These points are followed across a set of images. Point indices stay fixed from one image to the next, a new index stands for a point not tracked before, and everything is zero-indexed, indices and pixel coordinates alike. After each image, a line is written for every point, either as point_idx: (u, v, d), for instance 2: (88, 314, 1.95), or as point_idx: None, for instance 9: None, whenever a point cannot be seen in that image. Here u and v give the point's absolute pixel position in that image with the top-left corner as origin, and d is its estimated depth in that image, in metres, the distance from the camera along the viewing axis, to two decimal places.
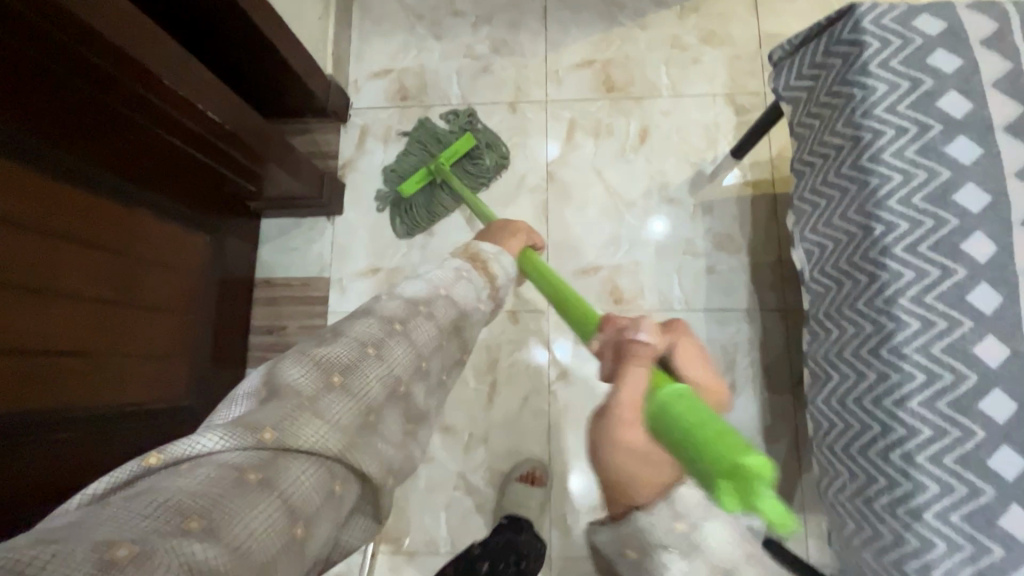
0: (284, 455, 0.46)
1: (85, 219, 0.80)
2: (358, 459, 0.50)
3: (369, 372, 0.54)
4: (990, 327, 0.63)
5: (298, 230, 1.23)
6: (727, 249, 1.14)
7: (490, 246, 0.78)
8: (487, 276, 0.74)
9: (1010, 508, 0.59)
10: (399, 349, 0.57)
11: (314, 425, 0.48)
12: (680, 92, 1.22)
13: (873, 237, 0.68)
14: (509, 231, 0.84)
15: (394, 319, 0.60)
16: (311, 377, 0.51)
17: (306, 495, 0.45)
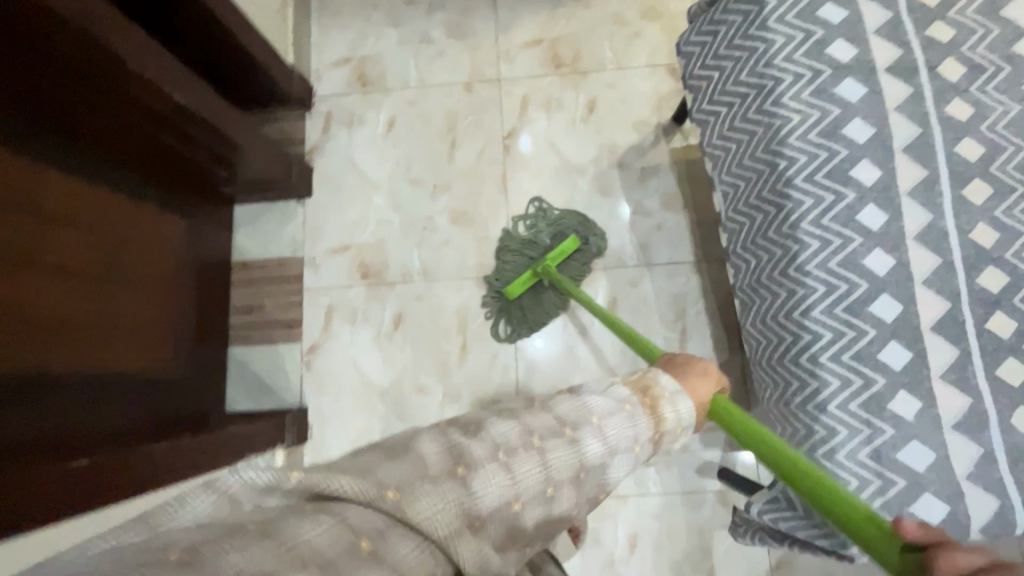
0: (395, 526, 0.39)
1: (62, 204, 0.85)
2: (461, 553, 0.41)
3: (489, 476, 0.44)
4: (877, 241, 0.72)
5: (270, 214, 1.29)
6: (673, 207, 1.23)
7: (669, 381, 0.61)
8: (656, 418, 0.56)
9: (899, 393, 0.68)
10: (528, 465, 0.46)
11: (433, 500, 0.41)
12: (624, 64, 1.30)
13: (778, 171, 0.76)
14: (696, 373, 0.65)
15: (533, 431, 0.48)
16: (442, 451, 0.44)
17: (414, 574, 0.38)
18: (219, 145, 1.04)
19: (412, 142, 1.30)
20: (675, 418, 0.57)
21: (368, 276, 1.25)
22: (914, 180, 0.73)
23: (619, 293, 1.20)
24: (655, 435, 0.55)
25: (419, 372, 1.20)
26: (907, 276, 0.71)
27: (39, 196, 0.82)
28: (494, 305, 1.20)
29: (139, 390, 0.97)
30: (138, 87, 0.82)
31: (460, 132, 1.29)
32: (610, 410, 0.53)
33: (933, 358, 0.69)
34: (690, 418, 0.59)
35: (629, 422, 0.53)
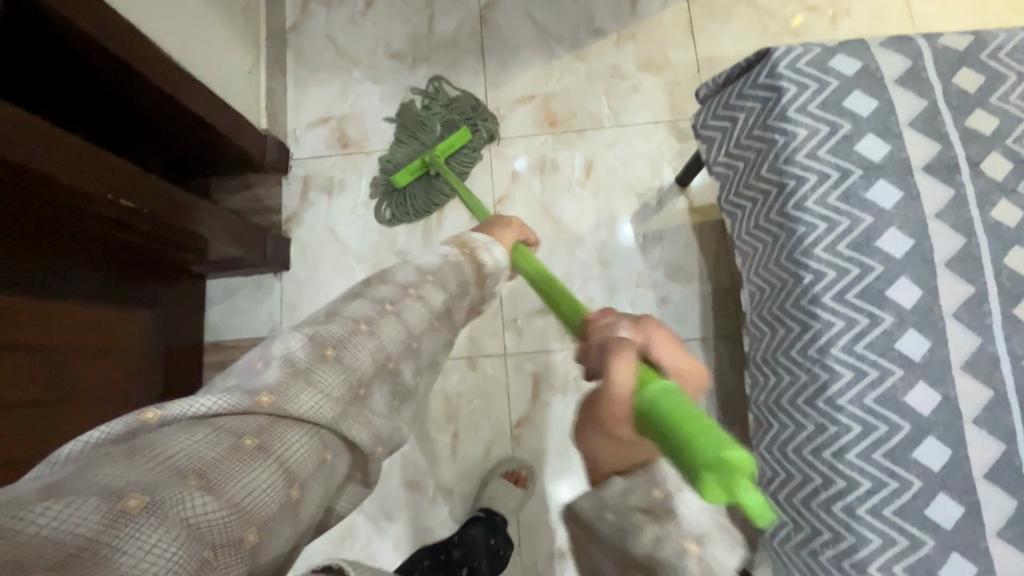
0: (281, 419, 0.45)
1: (9, 331, 0.75)
2: (348, 427, 0.48)
3: (361, 346, 0.52)
4: (921, 373, 0.63)
5: (245, 290, 1.20)
6: (679, 277, 1.14)
7: (483, 236, 0.76)
8: (475, 259, 0.71)
9: (950, 557, 0.59)
10: (390, 329, 0.56)
11: (307, 391, 0.47)
12: (622, 121, 1.21)
13: (803, 286, 0.67)
14: (502, 226, 0.82)
15: (384, 300, 0.58)
16: (308, 351, 0.49)
17: (298, 461, 0.44)
18: (176, 233, 0.93)
19: None
20: (492, 261, 0.73)
21: None
22: (959, 298, 0.64)
23: None
24: (477, 277, 0.70)
25: (407, 464, 1.11)
26: (954, 415, 0.62)
27: (10, 321, 0.75)
28: (380, 184, 1.20)
29: None
30: (71, 198, 0.72)
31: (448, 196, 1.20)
32: (442, 262, 0.66)
33: (988, 512, 0.60)
34: (501, 260, 0.75)
35: (456, 268, 0.67)
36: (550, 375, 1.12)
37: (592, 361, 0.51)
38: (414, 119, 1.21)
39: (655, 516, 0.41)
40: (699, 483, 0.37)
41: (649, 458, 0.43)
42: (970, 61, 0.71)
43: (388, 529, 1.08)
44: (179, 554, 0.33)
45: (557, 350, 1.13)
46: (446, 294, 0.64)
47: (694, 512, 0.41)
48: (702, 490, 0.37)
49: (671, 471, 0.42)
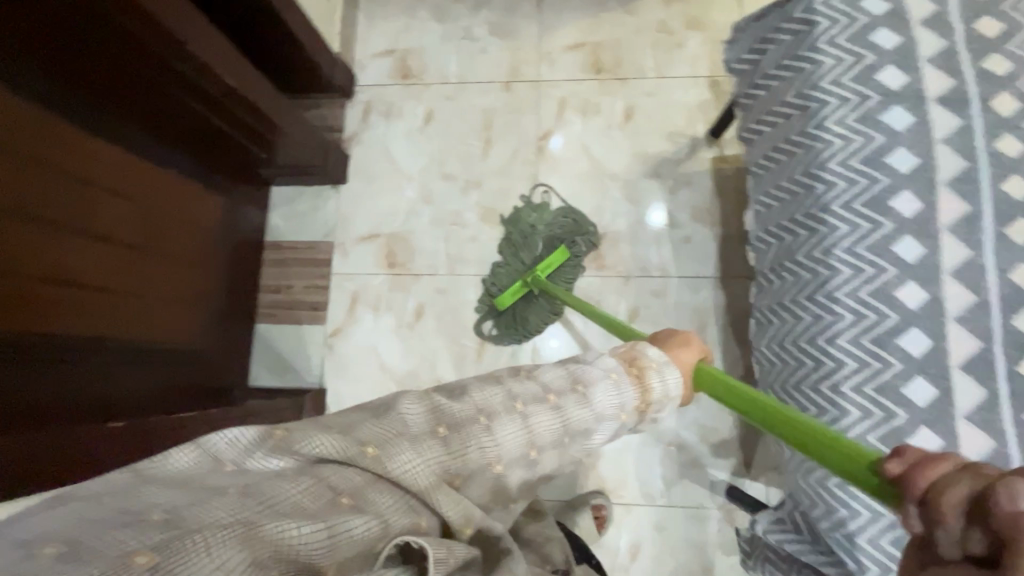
0: (379, 477, 0.43)
1: (112, 171, 0.88)
2: (440, 499, 0.44)
3: (473, 438, 0.47)
4: (912, 273, 0.70)
5: (305, 198, 1.32)
6: (703, 220, 1.22)
7: (656, 352, 0.63)
8: (641, 383, 0.58)
9: (920, 430, 0.68)
10: (511, 428, 0.49)
11: (410, 455, 0.44)
12: (665, 74, 1.29)
13: (815, 195, 0.76)
14: (679, 341, 0.67)
15: (517, 397, 0.51)
16: (422, 422, 0.46)
17: (391, 517, 0.42)
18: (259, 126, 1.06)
19: (447, 137, 1.31)
20: (659, 384, 0.59)
21: (395, 266, 1.27)
22: (956, 214, 0.71)
23: (641, 303, 1.20)
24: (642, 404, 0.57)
25: (436, 363, 1.22)
26: (939, 312, 0.69)
27: (44, 143, 0.77)
28: (486, 310, 1.21)
29: (160, 355, 0.98)
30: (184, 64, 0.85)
31: (496, 129, 1.30)
32: (597, 375, 0.56)
33: (960, 398, 0.68)
34: (675, 388, 0.61)
35: (613, 389, 0.56)
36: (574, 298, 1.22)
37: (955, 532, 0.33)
38: (519, 230, 1.21)
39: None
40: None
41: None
42: (991, 10, 0.77)
43: None
44: None
45: (584, 276, 1.22)
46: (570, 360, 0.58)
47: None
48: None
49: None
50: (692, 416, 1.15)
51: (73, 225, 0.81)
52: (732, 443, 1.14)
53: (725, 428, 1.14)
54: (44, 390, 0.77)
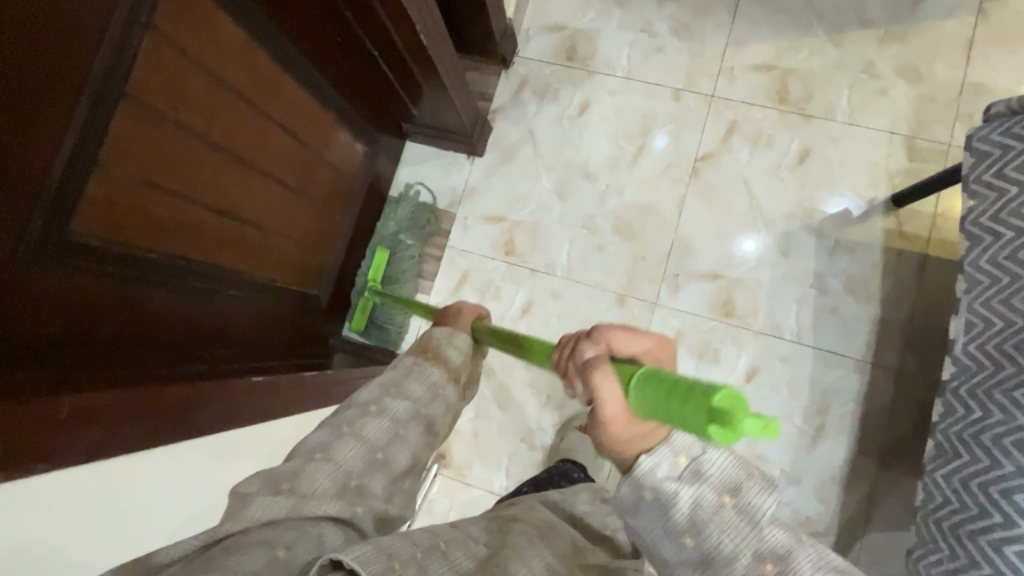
0: (240, 534, 0.48)
1: (286, 107, 0.85)
2: (315, 505, 0.53)
3: (317, 472, 0.56)
4: None
5: (437, 161, 1.27)
6: (857, 294, 1.10)
7: (443, 330, 0.79)
8: (439, 360, 0.74)
9: None
10: (350, 448, 0.60)
11: (260, 501, 0.51)
12: (857, 121, 1.15)
13: None
14: (454, 314, 0.83)
15: (342, 426, 0.63)
16: (262, 484, 0.54)
17: (273, 535, 0.48)
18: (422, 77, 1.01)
19: (598, 134, 1.22)
20: (458, 356, 0.76)
21: (512, 255, 1.21)
22: None
23: (763, 364, 1.11)
24: (450, 376, 0.74)
25: (531, 367, 1.17)
26: None
27: (237, 64, 0.73)
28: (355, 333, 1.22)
29: (286, 297, 0.97)
30: None
31: (651, 138, 1.20)
32: (402, 376, 0.70)
33: None
34: (464, 346, 0.78)
35: (426, 384, 0.70)
36: (691, 338, 1.13)
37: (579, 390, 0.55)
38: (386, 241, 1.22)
39: (681, 479, 0.51)
40: (707, 433, 0.39)
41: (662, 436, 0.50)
42: None
43: (497, 417, 1.17)
44: None
45: (708, 320, 1.13)
46: (387, 381, 0.69)
47: (717, 465, 0.51)
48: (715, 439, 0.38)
49: (685, 438, 0.51)
50: (787, 498, 1.06)
51: (243, 156, 0.79)
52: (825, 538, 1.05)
53: (821, 520, 1.05)
54: (188, 319, 0.75)
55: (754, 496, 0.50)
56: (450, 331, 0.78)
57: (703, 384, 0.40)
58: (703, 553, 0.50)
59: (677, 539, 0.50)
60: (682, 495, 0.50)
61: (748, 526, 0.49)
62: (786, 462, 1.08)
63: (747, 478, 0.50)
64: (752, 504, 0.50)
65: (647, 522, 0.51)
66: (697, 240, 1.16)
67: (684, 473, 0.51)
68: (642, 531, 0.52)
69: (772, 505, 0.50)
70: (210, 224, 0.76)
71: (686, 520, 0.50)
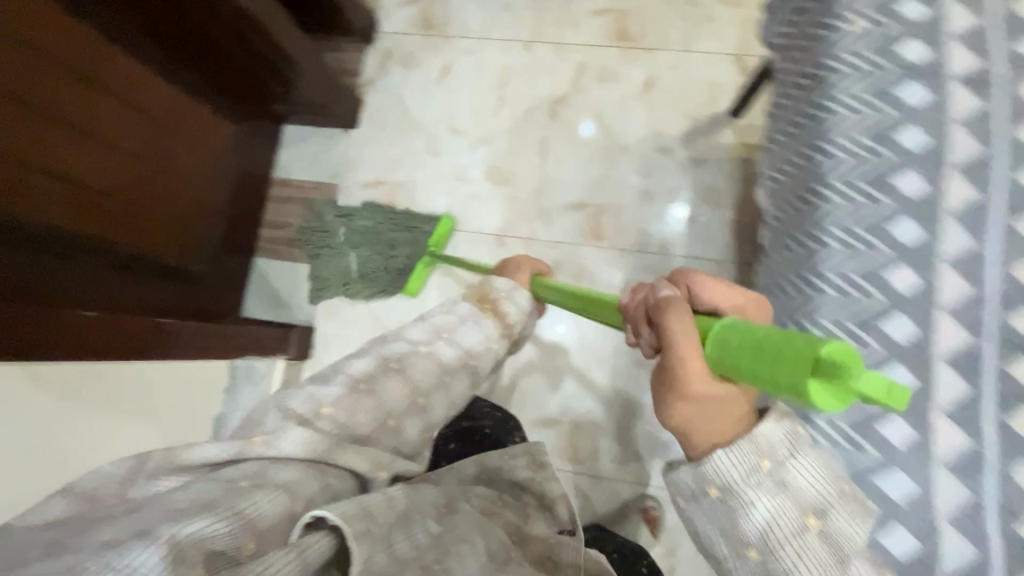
0: (236, 462, 0.51)
1: (120, 82, 0.96)
2: (344, 457, 0.55)
3: (360, 407, 0.59)
4: (907, 257, 0.67)
5: (316, 138, 1.33)
6: (711, 201, 1.19)
7: (502, 283, 0.79)
8: (494, 312, 0.76)
9: (892, 418, 0.65)
10: (393, 384, 0.63)
11: (293, 434, 0.53)
12: (690, 47, 1.25)
13: (817, 168, 0.74)
14: (513, 267, 0.89)
15: (393, 358, 0.66)
16: (302, 407, 0.57)
17: (296, 484, 0.50)
18: (271, 54, 1.11)
19: (462, 92, 1.30)
20: (514, 311, 0.77)
21: (395, 215, 1.27)
22: (962, 202, 0.68)
23: (636, 278, 1.18)
24: (504, 329, 0.76)
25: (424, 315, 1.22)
26: (930, 301, 0.66)
27: (51, 38, 0.85)
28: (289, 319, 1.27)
29: (159, 267, 1.05)
30: None
31: (510, 88, 1.29)
32: (457, 326, 0.72)
33: (938, 391, 0.65)
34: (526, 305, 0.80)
35: (476, 330, 0.73)
36: (568, 264, 1.20)
37: (647, 337, 0.58)
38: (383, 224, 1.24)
39: (760, 484, 0.51)
40: (808, 387, 0.39)
41: (750, 423, 0.52)
42: None
43: None
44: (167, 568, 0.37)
45: (581, 245, 1.21)
46: (442, 325, 0.72)
47: (805, 475, 0.52)
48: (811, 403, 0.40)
49: (773, 439, 0.52)
50: None
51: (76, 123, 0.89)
52: None
53: None
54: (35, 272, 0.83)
55: (841, 522, 0.51)
56: (512, 284, 0.80)
57: (809, 338, 0.40)
58: (765, 566, 0.51)
59: (744, 549, 0.53)
60: (758, 504, 0.51)
61: (836, 555, 0.50)
62: None
63: (834, 500, 0.51)
64: (839, 530, 0.51)
65: (713, 515, 0.53)
66: (561, 174, 1.24)
67: (766, 478, 0.51)
68: (701, 527, 0.55)
69: (858, 533, 0.51)
70: (48, 185, 0.86)
71: (757, 536, 0.52)
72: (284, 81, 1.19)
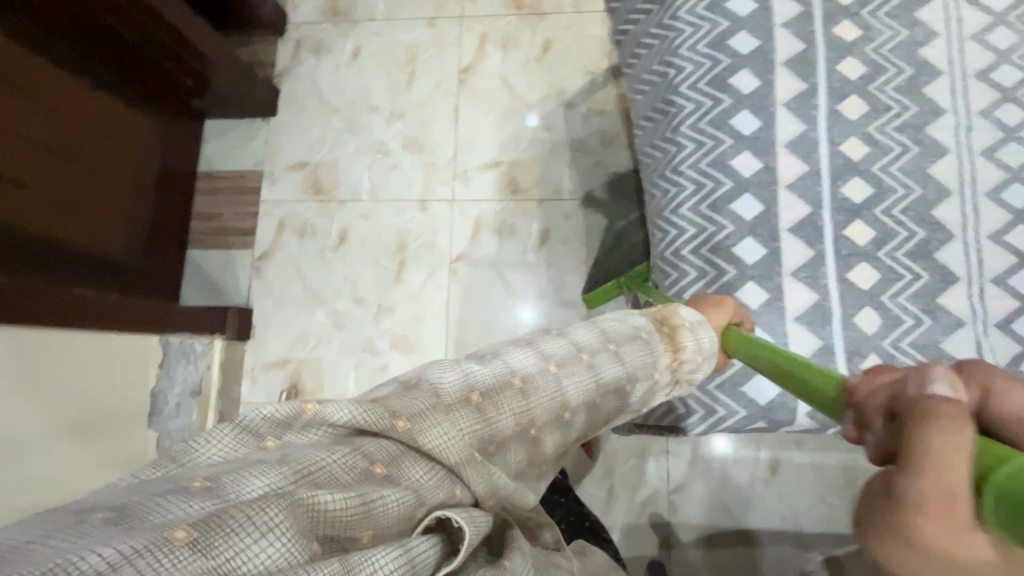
0: (398, 446, 0.40)
1: (38, 85, 0.96)
2: (472, 475, 0.42)
3: (506, 403, 0.45)
4: (747, 144, 0.75)
5: (237, 129, 1.38)
6: (615, 146, 1.26)
7: (690, 313, 0.64)
8: (673, 344, 0.60)
9: (747, 284, 0.73)
10: (508, 404, 0.45)
11: (446, 427, 0.41)
12: (582, 7, 1.33)
13: (668, 80, 0.80)
14: (710, 302, 0.67)
15: (476, 385, 0.45)
16: (439, 401, 0.43)
17: (428, 487, 0.40)
18: (183, 50, 1.15)
19: (375, 71, 1.36)
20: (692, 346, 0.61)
21: (320, 193, 1.32)
22: (791, 92, 0.77)
23: (553, 225, 1.25)
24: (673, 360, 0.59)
25: (358, 283, 1.27)
26: (771, 180, 0.75)
27: None
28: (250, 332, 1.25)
29: (84, 257, 1.07)
30: None
31: (419, 64, 1.35)
32: (626, 337, 0.56)
33: (785, 257, 0.73)
34: (710, 347, 0.62)
35: (645, 351, 0.57)
36: (489, 219, 1.27)
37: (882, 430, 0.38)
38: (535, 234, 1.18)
39: None
40: None
41: None
42: None
43: (336, 336, 1.25)
44: (284, 549, 0.30)
45: (500, 200, 1.27)
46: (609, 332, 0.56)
47: None
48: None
49: None
50: None
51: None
52: None
53: None
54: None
55: None
56: (699, 316, 0.64)
57: None
58: None
59: None
60: None
61: None
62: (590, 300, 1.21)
63: None
64: None
65: None
66: (475, 137, 1.31)
67: None
68: None
69: None
70: None
71: None
72: (201, 78, 1.24)
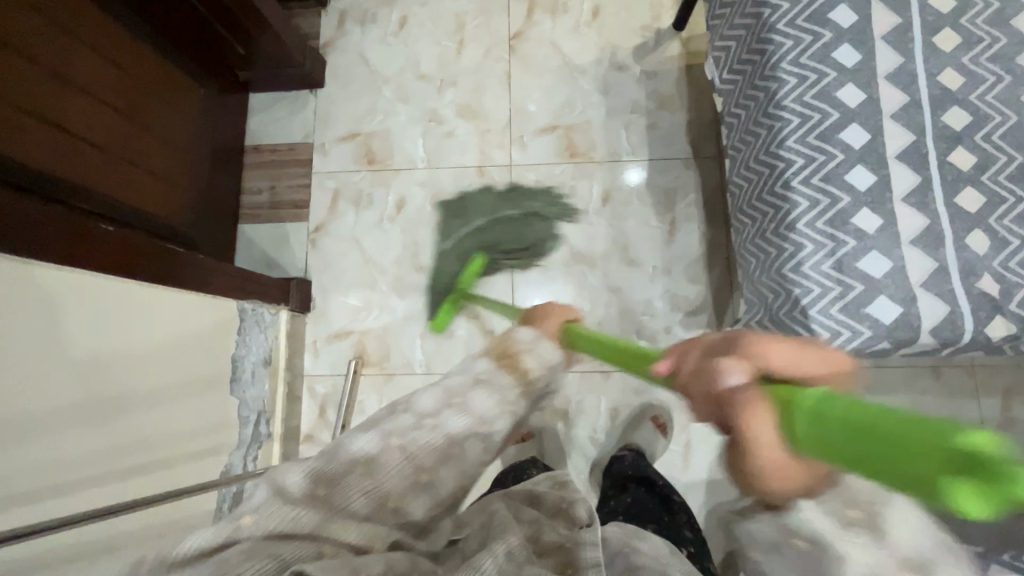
0: (240, 542, 0.42)
1: (99, 36, 0.93)
2: (337, 530, 0.46)
3: (354, 486, 0.48)
4: (850, 76, 0.78)
5: (284, 102, 1.35)
6: (669, 107, 1.28)
7: (525, 333, 0.65)
8: (516, 371, 0.59)
9: (861, 210, 0.74)
10: (355, 482, 0.48)
11: (288, 511, 0.45)
12: None
13: (762, 20, 0.82)
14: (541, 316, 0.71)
15: (321, 476, 0.48)
16: (279, 496, 0.46)
17: (294, 552, 0.43)
18: (247, 21, 1.13)
19: (422, 41, 1.35)
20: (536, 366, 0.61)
21: (374, 163, 1.30)
22: (888, 26, 0.79)
23: (613, 185, 1.25)
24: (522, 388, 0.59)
25: (419, 251, 1.26)
26: (875, 110, 0.77)
27: None
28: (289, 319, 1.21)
29: (146, 220, 1.03)
30: None
31: (468, 32, 1.35)
32: (467, 386, 0.57)
33: (896, 182, 0.75)
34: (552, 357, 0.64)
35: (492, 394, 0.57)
36: (548, 183, 1.27)
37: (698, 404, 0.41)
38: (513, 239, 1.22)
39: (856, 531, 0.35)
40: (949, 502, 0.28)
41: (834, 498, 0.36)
42: None
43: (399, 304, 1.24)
44: None
45: (558, 164, 1.27)
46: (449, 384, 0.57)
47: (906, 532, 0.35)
48: (945, 496, 0.28)
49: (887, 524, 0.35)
50: (662, 286, 1.20)
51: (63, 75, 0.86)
52: (701, 306, 1.18)
53: (694, 296, 1.19)
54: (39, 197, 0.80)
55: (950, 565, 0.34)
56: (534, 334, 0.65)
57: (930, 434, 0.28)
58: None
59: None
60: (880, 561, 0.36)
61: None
62: (654, 257, 1.22)
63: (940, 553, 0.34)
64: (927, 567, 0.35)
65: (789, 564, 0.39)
66: (529, 103, 1.31)
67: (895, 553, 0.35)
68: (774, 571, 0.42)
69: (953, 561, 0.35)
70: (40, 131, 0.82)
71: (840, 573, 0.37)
72: (251, 48, 1.21)
